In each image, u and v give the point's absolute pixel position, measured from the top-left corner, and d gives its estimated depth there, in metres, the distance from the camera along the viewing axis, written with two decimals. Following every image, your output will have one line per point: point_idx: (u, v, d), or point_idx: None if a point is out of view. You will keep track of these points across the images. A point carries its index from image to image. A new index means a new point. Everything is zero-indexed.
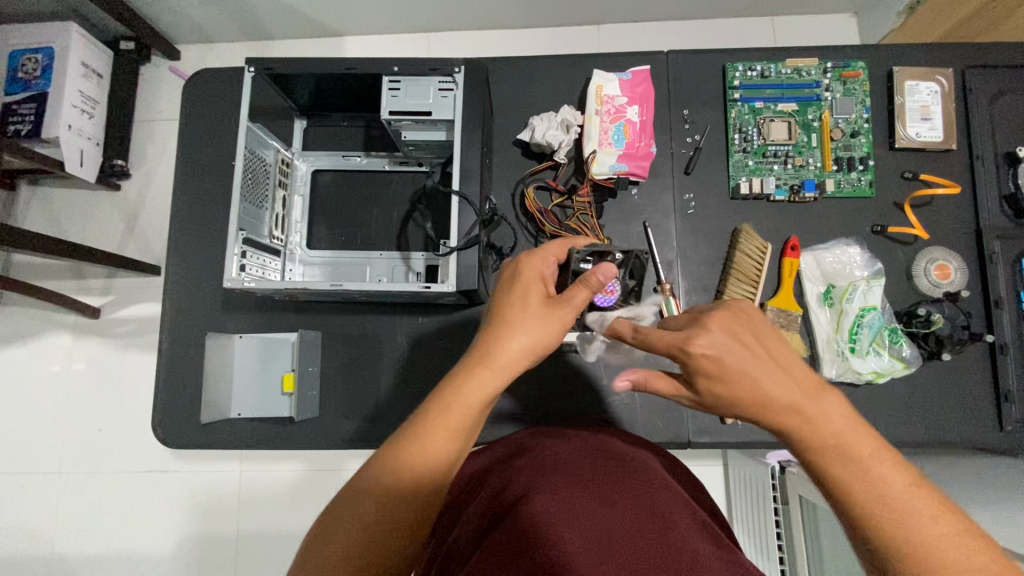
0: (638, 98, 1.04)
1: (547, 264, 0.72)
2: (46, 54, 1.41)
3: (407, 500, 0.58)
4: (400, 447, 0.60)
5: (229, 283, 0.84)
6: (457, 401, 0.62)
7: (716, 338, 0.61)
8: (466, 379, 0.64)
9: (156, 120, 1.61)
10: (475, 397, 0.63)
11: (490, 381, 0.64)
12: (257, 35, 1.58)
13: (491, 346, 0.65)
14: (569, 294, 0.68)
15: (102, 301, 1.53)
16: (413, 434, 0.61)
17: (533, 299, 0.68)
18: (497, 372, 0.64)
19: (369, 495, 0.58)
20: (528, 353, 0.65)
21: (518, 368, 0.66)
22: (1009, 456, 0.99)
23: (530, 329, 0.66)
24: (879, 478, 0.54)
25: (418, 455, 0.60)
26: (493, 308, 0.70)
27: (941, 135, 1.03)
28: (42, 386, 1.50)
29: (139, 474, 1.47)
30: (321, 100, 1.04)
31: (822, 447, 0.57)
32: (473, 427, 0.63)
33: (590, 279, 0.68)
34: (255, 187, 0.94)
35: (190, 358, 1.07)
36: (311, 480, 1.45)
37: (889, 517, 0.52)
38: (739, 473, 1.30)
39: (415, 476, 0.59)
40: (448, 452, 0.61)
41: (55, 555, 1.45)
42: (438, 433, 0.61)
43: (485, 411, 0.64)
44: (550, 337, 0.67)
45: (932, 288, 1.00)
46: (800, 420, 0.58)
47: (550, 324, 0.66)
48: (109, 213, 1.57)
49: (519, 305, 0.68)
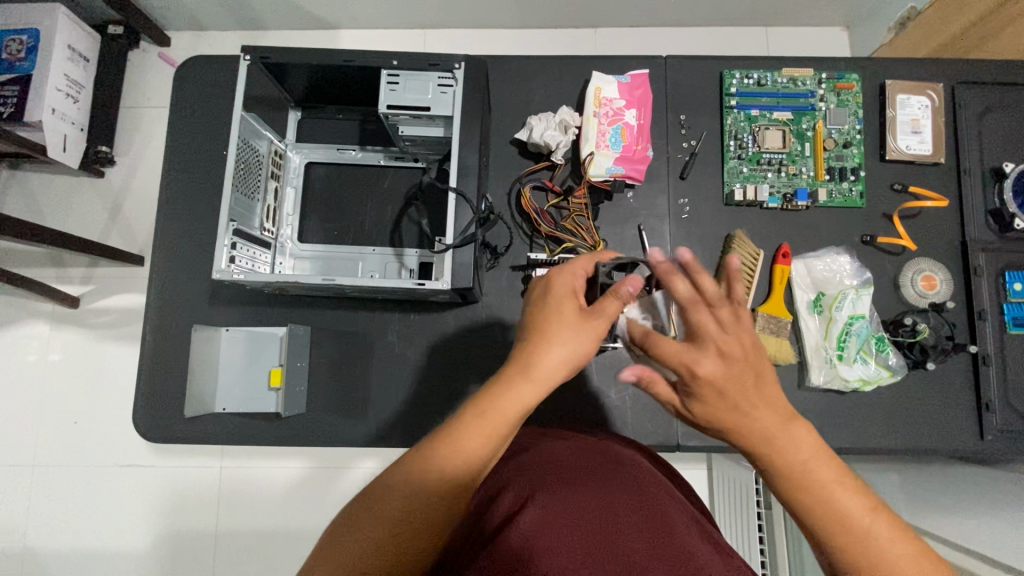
0: (635, 102, 1.04)
1: (577, 277, 0.71)
2: (32, 35, 1.37)
3: (432, 507, 0.56)
4: (429, 452, 0.59)
5: (218, 274, 0.83)
6: (493, 410, 0.61)
7: (732, 362, 0.59)
8: (499, 394, 0.62)
9: (143, 107, 1.57)
10: (512, 410, 0.62)
11: (527, 395, 0.62)
12: (251, 25, 1.55)
13: (530, 358, 0.64)
14: (602, 305, 0.67)
15: (82, 291, 1.49)
16: (444, 437, 0.59)
17: (568, 312, 0.67)
18: (535, 385, 0.63)
19: (394, 499, 0.56)
20: (564, 366, 0.64)
21: (552, 382, 0.65)
22: (988, 466, 1.00)
23: (565, 342, 0.65)
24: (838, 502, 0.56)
25: (445, 466, 0.58)
26: (528, 318, 0.69)
27: (930, 149, 1.05)
28: (17, 377, 1.46)
29: (116, 469, 1.43)
30: (317, 92, 1.03)
31: (790, 474, 0.58)
32: (506, 439, 0.62)
33: (622, 290, 0.67)
34: (247, 178, 0.92)
35: (175, 349, 1.05)
36: (294, 479, 1.43)
37: (849, 542, 0.55)
38: (724, 477, 1.31)
39: (445, 480, 0.58)
40: (478, 466, 0.59)
41: (25, 550, 1.41)
42: (471, 441, 0.59)
43: (519, 424, 0.63)
44: (584, 351, 0.66)
45: (919, 299, 1.01)
46: (773, 450, 0.59)
47: (586, 337, 0.66)
48: (92, 201, 1.53)
49: (556, 317, 0.67)
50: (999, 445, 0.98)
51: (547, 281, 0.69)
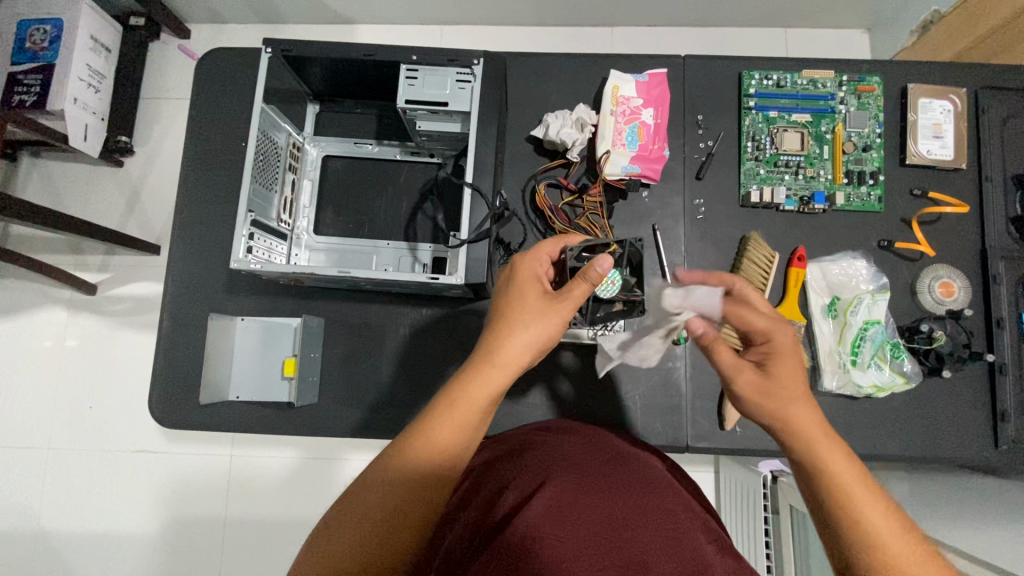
0: (653, 101, 1.04)
1: (540, 264, 0.74)
2: (55, 25, 1.39)
3: (413, 492, 0.59)
4: (404, 444, 0.61)
5: (235, 264, 0.83)
6: (462, 398, 0.63)
7: (774, 367, 0.70)
8: (467, 378, 0.65)
9: (163, 98, 1.59)
10: (480, 393, 0.64)
11: (495, 377, 0.65)
12: (270, 19, 1.57)
13: (495, 344, 0.67)
14: (568, 290, 0.68)
15: (100, 278, 1.51)
16: (419, 430, 0.62)
17: (531, 297, 0.70)
18: (502, 368, 0.66)
19: (376, 490, 0.58)
20: (528, 349, 0.67)
21: (520, 365, 0.67)
22: (1001, 477, 0.99)
23: (531, 326, 0.68)
24: (868, 506, 0.61)
25: (418, 452, 0.60)
26: (494, 310, 0.72)
27: (952, 154, 1.04)
28: (35, 361, 1.48)
29: (128, 454, 1.46)
30: (335, 85, 1.03)
31: (821, 467, 0.65)
32: (480, 420, 0.64)
33: (589, 273, 0.66)
34: (266, 169, 0.93)
35: (190, 337, 1.07)
36: (301, 469, 1.44)
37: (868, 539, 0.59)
38: (731, 480, 1.31)
39: (425, 468, 0.60)
40: (451, 445, 0.62)
41: (38, 531, 1.44)
42: (444, 427, 0.62)
43: (489, 408, 0.65)
44: (550, 333, 0.68)
45: (936, 306, 1.00)
46: (814, 447, 0.66)
47: (550, 321, 0.68)
48: (112, 190, 1.56)
49: (520, 305, 0.69)
50: (1014, 456, 0.97)
51: (511, 270, 0.72)
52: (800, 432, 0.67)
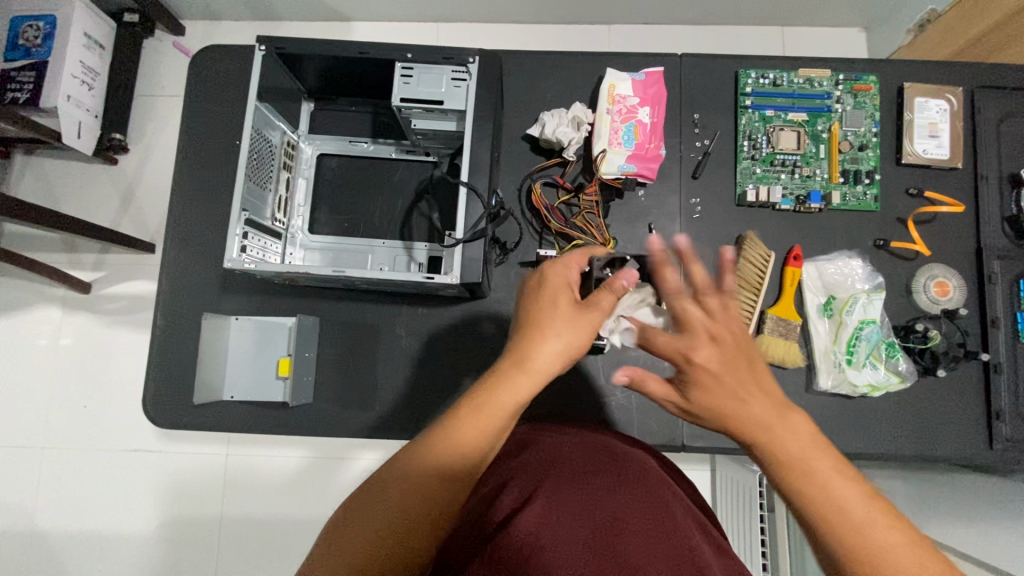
0: (649, 99, 1.04)
1: (569, 270, 0.73)
2: (48, 21, 1.38)
3: (431, 494, 0.57)
4: (424, 445, 0.60)
5: (230, 263, 0.83)
6: (490, 404, 0.62)
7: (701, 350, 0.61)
8: (495, 384, 0.63)
9: (157, 95, 1.58)
10: (507, 400, 0.62)
11: (524, 385, 0.63)
12: (266, 16, 1.56)
13: (524, 351, 0.64)
14: (596, 299, 0.68)
15: (94, 277, 1.50)
16: (443, 431, 0.61)
17: (563, 303, 0.68)
18: (530, 376, 0.64)
19: (391, 488, 0.57)
20: (558, 358, 0.65)
21: (547, 374, 0.65)
22: (996, 475, 0.99)
23: (562, 332, 0.65)
24: (834, 492, 0.56)
25: (441, 454, 0.59)
26: (522, 313, 0.70)
27: (947, 153, 1.04)
28: (29, 360, 1.48)
29: (124, 453, 1.45)
30: (330, 83, 1.03)
31: (786, 461, 0.58)
32: (505, 427, 0.63)
33: (616, 284, 0.69)
34: (260, 168, 0.93)
35: (185, 337, 1.06)
36: (297, 468, 1.44)
37: (839, 523, 0.55)
38: (727, 479, 1.31)
39: (444, 471, 0.59)
40: (473, 450, 0.60)
41: (34, 531, 1.43)
42: (469, 431, 0.61)
43: (516, 414, 0.64)
44: (580, 340, 0.66)
45: (931, 305, 1.00)
46: (770, 436, 0.59)
47: (580, 328, 0.66)
48: (106, 188, 1.55)
49: (551, 309, 0.67)
50: (1009, 455, 0.97)
51: (541, 274, 0.71)
52: (747, 423, 0.60)
